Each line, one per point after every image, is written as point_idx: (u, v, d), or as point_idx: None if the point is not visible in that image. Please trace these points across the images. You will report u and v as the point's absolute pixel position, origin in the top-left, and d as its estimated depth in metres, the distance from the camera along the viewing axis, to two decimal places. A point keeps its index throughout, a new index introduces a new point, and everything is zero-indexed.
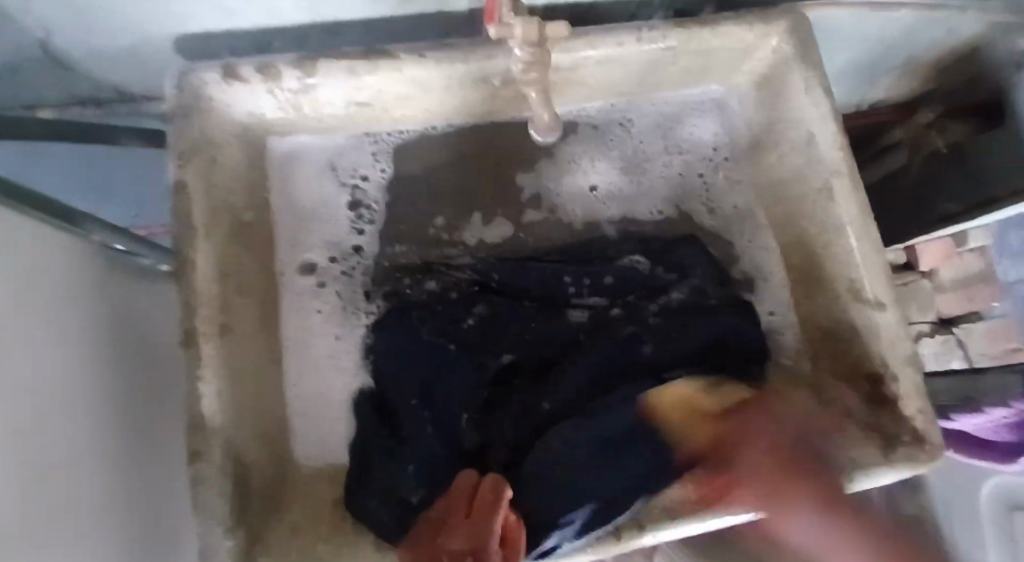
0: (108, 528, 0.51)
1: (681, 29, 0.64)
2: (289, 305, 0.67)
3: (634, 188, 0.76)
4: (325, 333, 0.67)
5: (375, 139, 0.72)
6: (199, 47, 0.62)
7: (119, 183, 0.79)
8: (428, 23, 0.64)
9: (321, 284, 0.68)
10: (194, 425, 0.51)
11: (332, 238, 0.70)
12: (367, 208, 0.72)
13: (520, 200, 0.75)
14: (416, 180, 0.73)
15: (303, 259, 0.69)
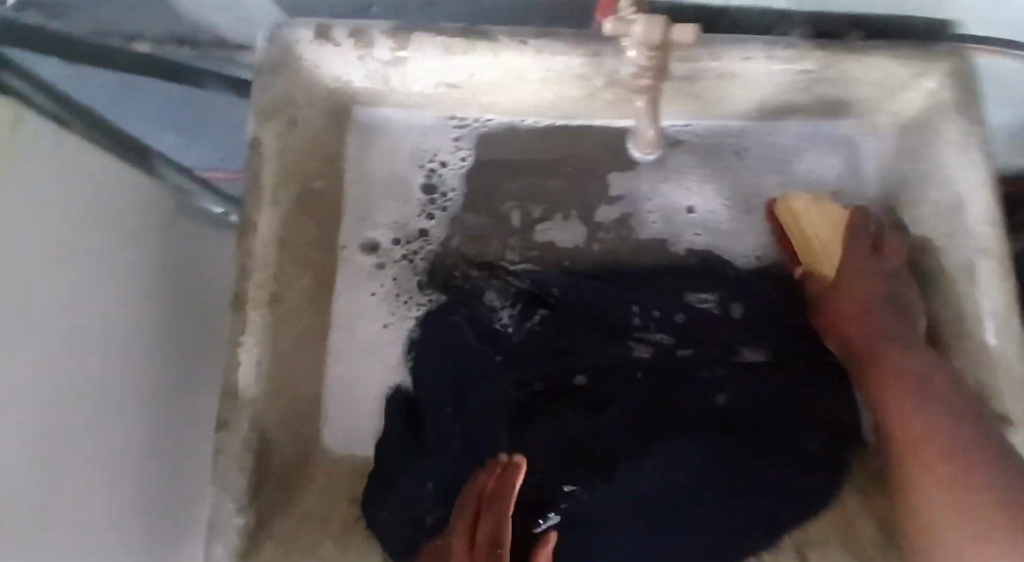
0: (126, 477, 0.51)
1: (824, 53, 0.55)
2: (345, 282, 0.65)
3: (732, 220, 0.68)
4: (375, 319, 0.64)
5: (461, 123, 0.68)
6: (297, 5, 0.60)
7: (204, 125, 0.79)
8: (536, 9, 0.59)
9: (380, 266, 0.66)
10: (228, 393, 0.49)
11: (399, 219, 0.67)
12: (443, 194, 0.68)
13: (606, 198, 0.69)
14: (498, 173, 0.69)
15: (366, 237, 0.67)
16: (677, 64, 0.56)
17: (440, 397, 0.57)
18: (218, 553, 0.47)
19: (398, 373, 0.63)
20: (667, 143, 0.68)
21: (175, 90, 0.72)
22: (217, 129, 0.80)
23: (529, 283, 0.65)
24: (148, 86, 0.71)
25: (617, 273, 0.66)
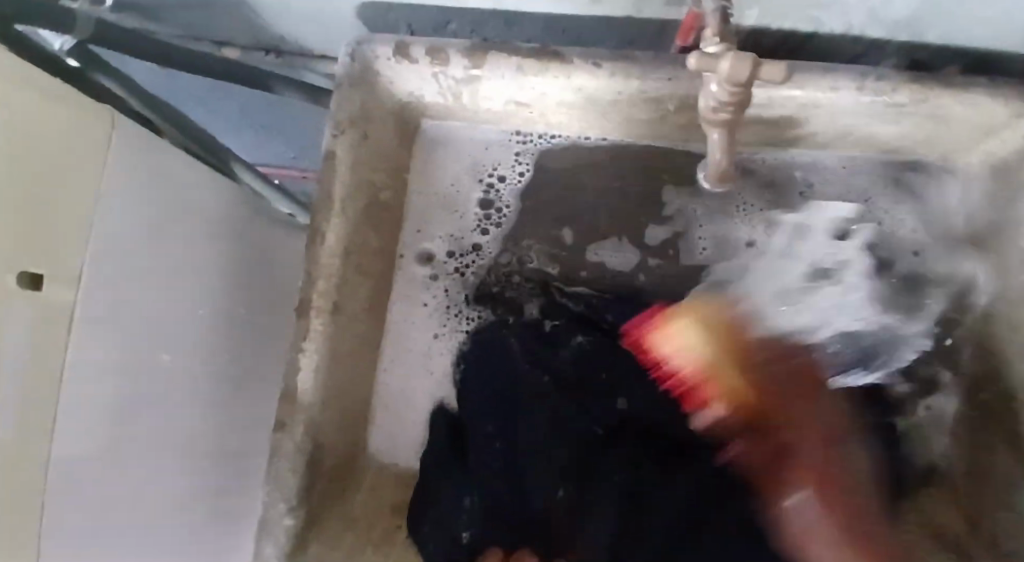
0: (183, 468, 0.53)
1: (916, 86, 0.52)
2: (401, 291, 0.66)
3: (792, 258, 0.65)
4: (425, 329, 0.65)
5: (524, 139, 0.67)
6: (380, 20, 0.62)
7: (279, 126, 0.82)
8: (612, 29, 0.60)
9: (433, 277, 0.67)
10: (286, 396, 0.51)
11: (455, 231, 0.68)
12: (498, 209, 0.68)
13: (662, 216, 0.68)
14: (552, 191, 0.68)
15: (421, 248, 0.67)
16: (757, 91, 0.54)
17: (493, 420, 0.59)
18: (268, 548, 0.49)
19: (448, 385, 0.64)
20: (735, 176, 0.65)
21: (251, 94, 0.75)
22: (291, 132, 0.83)
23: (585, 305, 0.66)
24: (227, 89, 0.75)
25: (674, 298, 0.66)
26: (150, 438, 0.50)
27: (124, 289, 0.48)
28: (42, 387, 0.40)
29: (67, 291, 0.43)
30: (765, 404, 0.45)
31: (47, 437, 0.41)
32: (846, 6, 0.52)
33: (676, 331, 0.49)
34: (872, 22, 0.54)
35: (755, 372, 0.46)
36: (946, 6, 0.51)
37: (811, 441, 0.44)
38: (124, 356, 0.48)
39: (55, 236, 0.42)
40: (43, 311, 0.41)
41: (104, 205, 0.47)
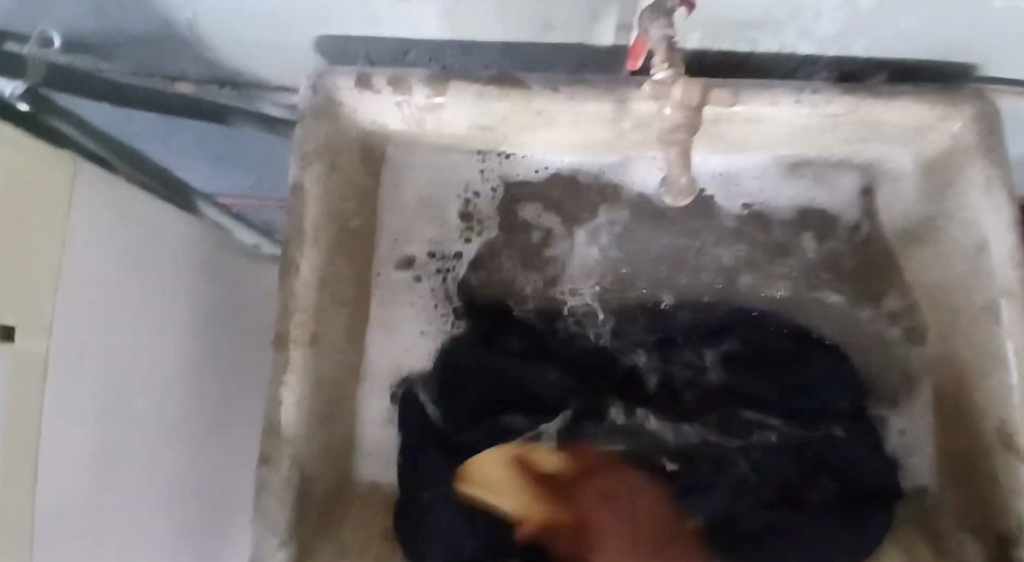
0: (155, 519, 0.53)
1: (851, 97, 0.57)
2: (378, 303, 0.68)
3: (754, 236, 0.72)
4: (412, 325, 0.68)
5: (485, 157, 0.69)
6: (338, 50, 0.63)
7: (243, 159, 0.81)
8: (566, 53, 0.62)
9: (417, 278, 0.70)
10: (270, 430, 0.51)
11: (434, 240, 0.71)
12: (479, 221, 0.72)
13: (639, 210, 0.72)
14: (526, 200, 0.72)
15: (400, 256, 0.70)
16: (712, 109, 0.57)
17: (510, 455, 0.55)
18: None
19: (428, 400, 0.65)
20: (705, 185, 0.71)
21: (212, 130, 0.74)
22: (254, 163, 0.82)
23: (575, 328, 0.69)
24: (184, 126, 0.73)
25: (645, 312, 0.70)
26: (128, 483, 0.50)
27: (98, 332, 0.48)
28: (14, 433, 0.40)
29: (39, 343, 0.42)
30: (580, 510, 0.52)
31: (25, 491, 0.40)
32: (781, 27, 0.56)
33: (483, 476, 0.54)
34: (805, 41, 0.58)
35: (546, 487, 0.53)
36: (869, 25, 0.55)
37: (612, 515, 0.50)
38: (99, 402, 0.48)
39: (11, 284, 0.40)
40: (14, 363, 0.40)
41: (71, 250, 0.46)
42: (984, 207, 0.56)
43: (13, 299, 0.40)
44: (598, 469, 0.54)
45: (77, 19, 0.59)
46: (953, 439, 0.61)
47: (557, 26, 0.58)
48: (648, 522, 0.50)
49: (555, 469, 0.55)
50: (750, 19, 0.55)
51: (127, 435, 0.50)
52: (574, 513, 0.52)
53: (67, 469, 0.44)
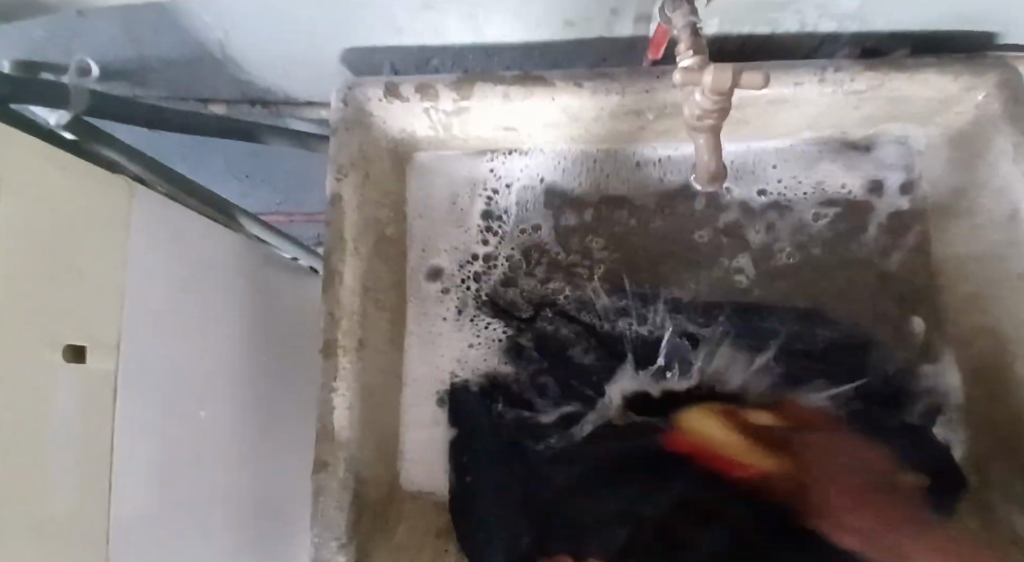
0: (223, 519, 0.55)
1: (874, 73, 0.57)
2: (416, 310, 0.69)
3: (788, 224, 0.70)
4: (448, 338, 0.68)
5: (493, 156, 0.70)
6: (364, 63, 0.65)
7: (272, 176, 0.85)
8: (587, 50, 0.63)
9: (446, 290, 0.70)
10: (324, 435, 0.52)
11: (461, 244, 0.71)
12: (498, 220, 0.71)
13: (665, 193, 0.71)
14: (546, 195, 0.71)
15: (429, 265, 0.70)
16: (743, 91, 0.57)
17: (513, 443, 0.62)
18: None
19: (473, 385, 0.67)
20: (733, 171, 0.70)
21: (248, 148, 0.76)
22: (284, 180, 0.86)
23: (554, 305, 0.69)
24: (221, 144, 0.75)
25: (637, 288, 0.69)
26: (195, 492, 0.52)
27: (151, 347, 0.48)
28: (75, 443, 0.40)
29: (105, 358, 0.44)
30: (800, 458, 0.55)
31: (99, 484, 0.42)
32: (797, 9, 0.57)
33: (695, 425, 0.57)
34: (825, 20, 0.59)
35: (763, 439, 0.56)
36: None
37: (851, 466, 0.54)
38: (166, 412, 0.49)
39: (65, 295, 0.41)
40: (76, 376, 0.41)
41: (132, 250, 0.48)
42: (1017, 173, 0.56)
43: (62, 308, 0.41)
44: (808, 429, 0.58)
45: (106, 45, 0.62)
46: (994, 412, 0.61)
47: (577, 23, 0.59)
48: (882, 476, 0.54)
49: (768, 426, 0.57)
50: (767, 3, 0.56)
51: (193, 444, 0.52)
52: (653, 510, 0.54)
53: (136, 478, 0.45)
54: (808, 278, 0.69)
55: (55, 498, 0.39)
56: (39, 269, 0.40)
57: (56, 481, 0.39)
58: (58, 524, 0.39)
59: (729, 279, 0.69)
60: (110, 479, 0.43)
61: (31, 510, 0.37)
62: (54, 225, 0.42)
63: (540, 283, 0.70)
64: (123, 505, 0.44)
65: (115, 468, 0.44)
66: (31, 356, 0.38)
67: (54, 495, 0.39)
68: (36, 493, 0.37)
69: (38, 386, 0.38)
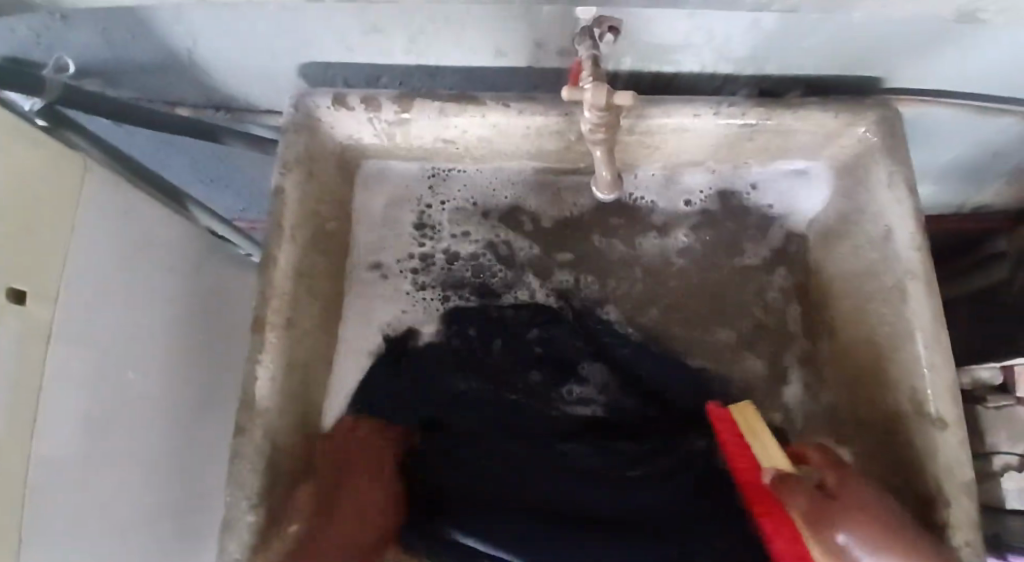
0: (144, 486, 0.58)
1: (761, 108, 0.65)
2: (356, 293, 0.76)
3: (687, 239, 0.79)
4: (384, 319, 0.75)
5: (433, 170, 0.78)
6: (318, 75, 0.72)
7: (234, 180, 0.90)
8: (521, 76, 0.71)
9: (386, 279, 0.76)
10: (246, 403, 0.56)
11: (396, 246, 0.77)
12: (432, 228, 0.78)
13: (588, 209, 0.80)
14: (483, 199, 0.79)
15: (370, 259, 0.77)
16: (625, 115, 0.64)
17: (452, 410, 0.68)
18: (232, 546, 0.53)
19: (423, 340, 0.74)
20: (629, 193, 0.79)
21: (212, 150, 0.82)
22: (246, 185, 0.92)
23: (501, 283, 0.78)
24: (183, 144, 0.80)
25: (574, 276, 0.78)
26: (111, 465, 0.54)
27: (92, 313, 0.53)
28: (20, 382, 0.45)
29: (45, 309, 0.48)
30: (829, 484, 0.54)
31: (28, 430, 0.46)
32: (697, 51, 0.65)
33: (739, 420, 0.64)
34: (723, 62, 0.67)
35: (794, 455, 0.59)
36: (775, 45, 0.64)
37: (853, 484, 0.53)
38: (89, 394, 0.52)
39: (32, 255, 0.48)
40: (25, 325, 0.46)
41: (73, 243, 0.52)
42: (888, 201, 0.64)
43: (20, 259, 0.47)
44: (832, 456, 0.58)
45: (83, 47, 0.68)
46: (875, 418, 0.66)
47: (507, 52, 0.67)
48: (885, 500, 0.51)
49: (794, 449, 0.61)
50: (668, 43, 0.64)
51: (113, 420, 0.55)
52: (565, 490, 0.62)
53: (64, 429, 0.49)
54: (708, 289, 0.78)
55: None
56: None
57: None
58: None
59: (648, 281, 0.78)
60: (38, 426, 0.47)
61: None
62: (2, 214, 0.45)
63: (487, 263, 0.78)
64: (52, 452, 0.48)
65: (36, 443, 0.46)
66: None
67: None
68: None
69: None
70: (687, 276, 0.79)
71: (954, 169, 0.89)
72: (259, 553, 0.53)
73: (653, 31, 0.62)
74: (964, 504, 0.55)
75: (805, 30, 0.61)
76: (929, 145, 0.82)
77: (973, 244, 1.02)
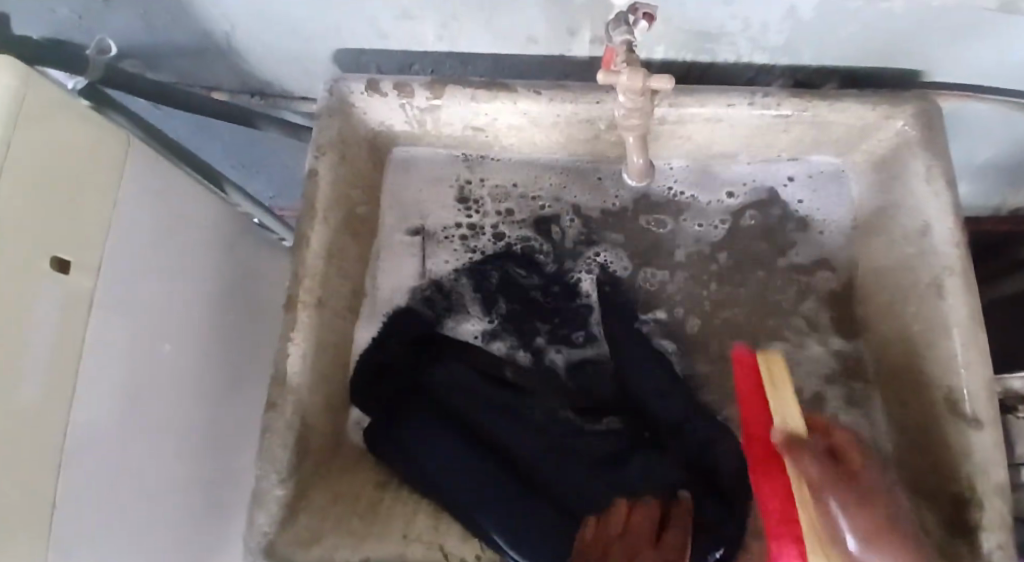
0: (178, 457, 0.59)
1: (796, 99, 0.64)
2: (388, 259, 0.75)
3: (730, 229, 0.77)
4: (413, 282, 0.74)
5: (467, 158, 0.77)
6: (352, 62, 0.73)
7: (268, 167, 0.92)
8: (552, 65, 0.71)
9: (425, 247, 0.76)
10: (277, 379, 0.57)
11: (438, 217, 0.77)
12: (476, 202, 0.77)
13: (640, 190, 0.78)
14: (533, 176, 0.78)
15: (409, 225, 0.76)
16: (659, 102, 0.64)
17: (471, 376, 0.68)
18: (261, 518, 0.54)
19: (455, 317, 0.74)
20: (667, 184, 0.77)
21: (248, 135, 0.83)
22: (279, 173, 0.94)
23: (542, 258, 0.77)
24: (219, 128, 0.82)
25: (618, 259, 0.76)
26: (146, 435, 0.55)
27: (130, 285, 0.54)
28: (62, 350, 0.47)
29: (86, 278, 0.50)
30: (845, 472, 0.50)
31: (66, 395, 0.47)
32: (731, 40, 0.65)
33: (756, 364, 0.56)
34: (758, 51, 0.66)
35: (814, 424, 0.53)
36: (811, 34, 0.63)
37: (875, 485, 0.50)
38: (127, 363, 0.53)
39: (75, 225, 0.49)
40: (66, 293, 0.48)
41: (114, 216, 0.54)
42: (925, 195, 0.62)
43: (63, 228, 0.48)
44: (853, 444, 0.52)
45: (125, 30, 0.70)
46: (906, 417, 0.65)
47: (540, 40, 0.67)
48: None
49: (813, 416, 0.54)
50: (703, 32, 0.63)
51: (150, 392, 0.56)
52: (567, 482, 0.61)
53: (102, 395, 0.50)
54: (752, 284, 0.75)
55: (23, 432, 0.43)
56: (42, 203, 0.46)
57: (21, 411, 0.43)
58: (20, 457, 0.42)
59: (694, 259, 0.76)
60: (74, 394, 0.48)
61: (5, 439, 0.41)
62: (48, 183, 0.47)
63: (528, 237, 0.77)
64: (93, 417, 0.49)
65: (72, 413, 0.47)
66: (28, 270, 0.44)
67: (22, 423, 0.43)
68: (19, 384, 0.43)
69: (35, 296, 0.45)
70: (736, 263, 0.76)
71: (994, 168, 0.87)
72: (286, 525, 0.54)
73: (687, 19, 0.62)
74: (998, 505, 0.54)
75: (843, 19, 0.60)
76: (962, 143, 0.80)
77: (1006, 248, 1.00)
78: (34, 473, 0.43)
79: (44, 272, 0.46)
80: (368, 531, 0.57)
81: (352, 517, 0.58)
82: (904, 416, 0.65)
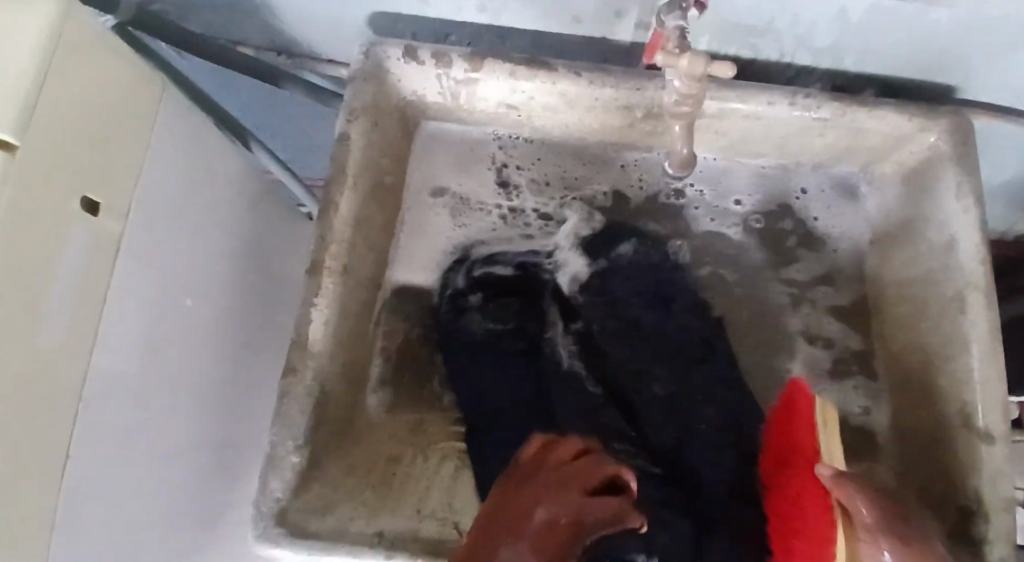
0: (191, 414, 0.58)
1: (837, 104, 0.64)
2: (415, 225, 0.75)
3: (757, 230, 0.77)
4: (438, 251, 0.75)
5: (499, 136, 0.77)
6: (388, 27, 0.71)
7: (289, 129, 0.90)
8: (593, 47, 0.70)
9: (456, 221, 0.76)
10: (299, 343, 0.55)
11: (472, 192, 0.76)
12: (515, 184, 0.76)
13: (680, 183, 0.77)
14: (575, 162, 0.77)
15: (437, 188, 0.76)
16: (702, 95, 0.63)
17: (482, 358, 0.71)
18: (274, 483, 0.52)
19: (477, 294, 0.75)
20: (702, 178, 0.77)
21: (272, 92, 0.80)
22: (299, 135, 0.91)
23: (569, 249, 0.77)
24: (243, 83, 0.80)
25: (652, 254, 0.75)
26: (161, 390, 0.53)
27: (155, 235, 0.52)
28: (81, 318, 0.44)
29: (114, 223, 0.48)
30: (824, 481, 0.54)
31: (78, 363, 0.44)
32: (777, 37, 0.64)
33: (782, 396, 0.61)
34: (803, 51, 0.66)
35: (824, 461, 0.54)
36: (858, 38, 0.63)
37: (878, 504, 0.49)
38: (148, 314, 0.51)
39: (107, 166, 0.47)
40: (92, 241, 0.45)
41: (146, 161, 0.52)
42: (956, 208, 0.63)
43: (96, 169, 0.46)
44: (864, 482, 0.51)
45: None
46: (914, 427, 0.66)
47: (584, 21, 0.66)
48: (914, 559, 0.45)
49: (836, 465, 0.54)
50: (750, 27, 0.63)
51: (168, 348, 0.54)
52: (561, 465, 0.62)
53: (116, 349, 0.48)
54: (771, 288, 0.76)
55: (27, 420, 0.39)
56: (76, 140, 0.44)
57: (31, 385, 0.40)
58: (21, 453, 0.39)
59: (715, 259, 0.77)
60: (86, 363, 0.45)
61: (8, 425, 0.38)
62: (78, 128, 0.45)
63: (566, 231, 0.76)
64: (110, 369, 0.47)
65: (89, 379, 0.45)
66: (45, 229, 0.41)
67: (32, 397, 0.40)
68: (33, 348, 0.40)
69: (53, 256, 0.42)
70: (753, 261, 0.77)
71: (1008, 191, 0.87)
72: (301, 493, 0.53)
73: (738, 13, 0.61)
74: (1005, 516, 0.54)
75: (892, 25, 0.60)
76: (986, 162, 0.81)
77: None
78: (48, 424, 0.41)
79: (72, 212, 0.44)
80: (381, 505, 0.57)
81: (364, 492, 0.58)
82: (919, 428, 0.65)
